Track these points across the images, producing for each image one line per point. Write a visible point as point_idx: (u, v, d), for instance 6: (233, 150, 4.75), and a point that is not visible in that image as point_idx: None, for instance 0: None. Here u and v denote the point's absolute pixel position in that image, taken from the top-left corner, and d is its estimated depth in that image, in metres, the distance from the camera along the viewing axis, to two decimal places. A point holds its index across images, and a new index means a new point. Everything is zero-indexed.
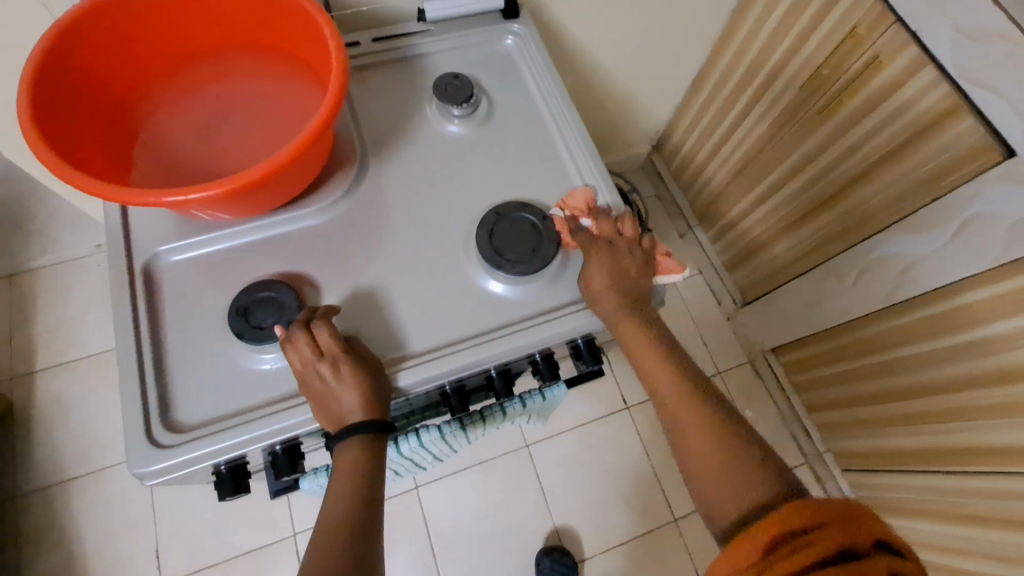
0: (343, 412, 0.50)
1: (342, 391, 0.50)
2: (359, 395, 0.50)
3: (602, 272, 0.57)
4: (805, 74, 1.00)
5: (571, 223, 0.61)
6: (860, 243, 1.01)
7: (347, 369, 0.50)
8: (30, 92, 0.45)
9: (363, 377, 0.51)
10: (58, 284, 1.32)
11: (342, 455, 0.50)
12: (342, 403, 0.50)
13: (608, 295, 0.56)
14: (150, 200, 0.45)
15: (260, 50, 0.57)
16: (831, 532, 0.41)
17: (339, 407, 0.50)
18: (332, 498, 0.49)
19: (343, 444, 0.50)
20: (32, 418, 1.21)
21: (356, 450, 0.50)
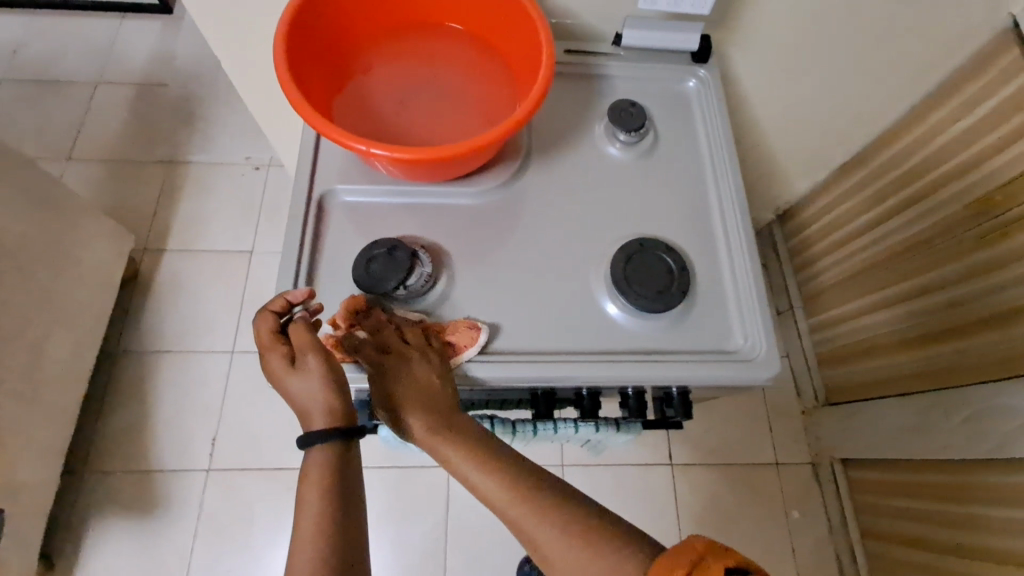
0: (299, 414, 0.52)
1: (286, 392, 0.52)
2: (304, 397, 0.51)
3: (390, 395, 0.52)
4: (975, 194, 0.94)
5: (340, 316, 0.56)
6: (983, 384, 0.94)
7: (291, 369, 0.52)
8: (288, 27, 0.53)
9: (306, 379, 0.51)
10: (205, 180, 1.47)
11: (311, 462, 0.49)
12: (294, 406, 0.52)
13: (409, 423, 0.52)
14: (354, 145, 0.51)
15: (470, 37, 0.63)
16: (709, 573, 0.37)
17: (296, 411, 0.52)
18: (304, 516, 0.47)
19: (310, 451, 0.50)
20: (151, 290, 1.36)
21: (328, 458, 0.50)
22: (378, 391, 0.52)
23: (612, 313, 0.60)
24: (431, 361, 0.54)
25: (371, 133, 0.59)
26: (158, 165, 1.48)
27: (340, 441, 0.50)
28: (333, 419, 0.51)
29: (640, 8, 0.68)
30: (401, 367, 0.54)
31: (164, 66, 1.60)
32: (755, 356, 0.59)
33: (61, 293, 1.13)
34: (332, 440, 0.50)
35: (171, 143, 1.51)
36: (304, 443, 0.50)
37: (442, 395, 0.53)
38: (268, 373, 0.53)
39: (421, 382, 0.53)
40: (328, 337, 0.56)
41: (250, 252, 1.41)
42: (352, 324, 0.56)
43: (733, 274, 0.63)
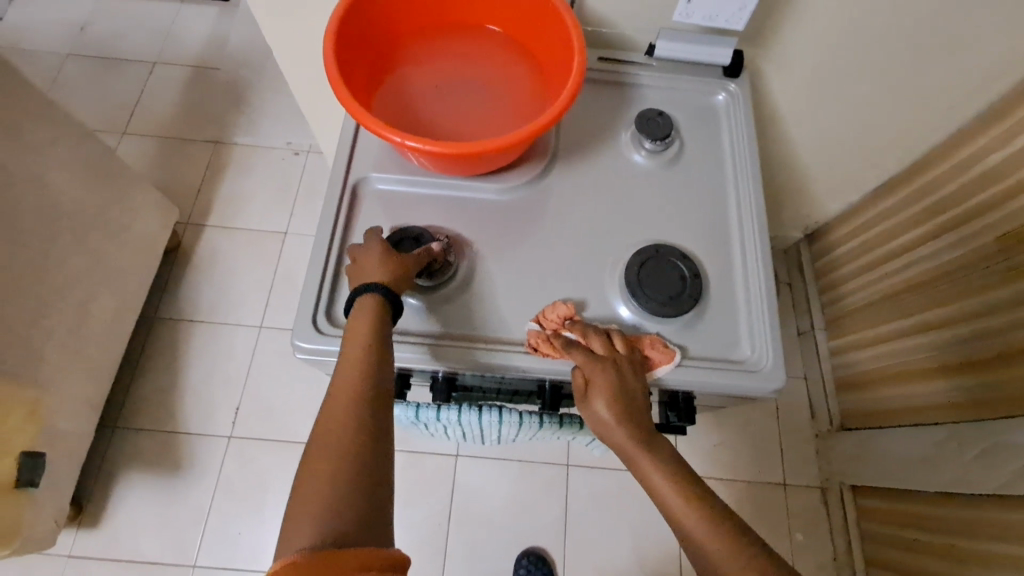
0: (357, 278, 0.58)
1: (363, 262, 0.58)
2: (375, 263, 0.58)
3: (603, 396, 0.55)
4: (1007, 227, 0.92)
5: (556, 313, 0.60)
6: (1000, 420, 0.92)
7: (380, 242, 0.59)
8: (337, 22, 0.56)
9: (385, 255, 0.58)
10: (248, 161, 1.54)
11: (354, 314, 0.55)
12: (358, 271, 0.58)
13: (611, 422, 0.55)
14: (390, 136, 0.54)
15: (507, 40, 0.66)
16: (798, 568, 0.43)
17: (356, 274, 0.58)
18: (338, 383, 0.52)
19: (354, 304, 0.56)
20: (190, 262, 1.44)
21: (368, 311, 0.55)
22: (594, 386, 0.55)
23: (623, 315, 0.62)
24: (635, 367, 0.57)
25: (407, 127, 0.62)
26: (205, 145, 1.56)
27: (381, 293, 0.55)
28: (381, 279, 0.57)
29: (674, 20, 0.70)
30: (607, 368, 0.56)
31: (217, 51, 1.68)
32: (761, 368, 0.60)
33: (110, 258, 1.20)
34: (374, 290, 0.55)
35: (218, 124, 1.58)
36: (356, 291, 0.56)
37: (640, 393, 0.56)
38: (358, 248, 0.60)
39: (627, 387, 0.56)
40: (537, 330, 0.60)
41: (284, 232, 1.47)
42: (572, 326, 0.59)
43: (747, 286, 0.64)
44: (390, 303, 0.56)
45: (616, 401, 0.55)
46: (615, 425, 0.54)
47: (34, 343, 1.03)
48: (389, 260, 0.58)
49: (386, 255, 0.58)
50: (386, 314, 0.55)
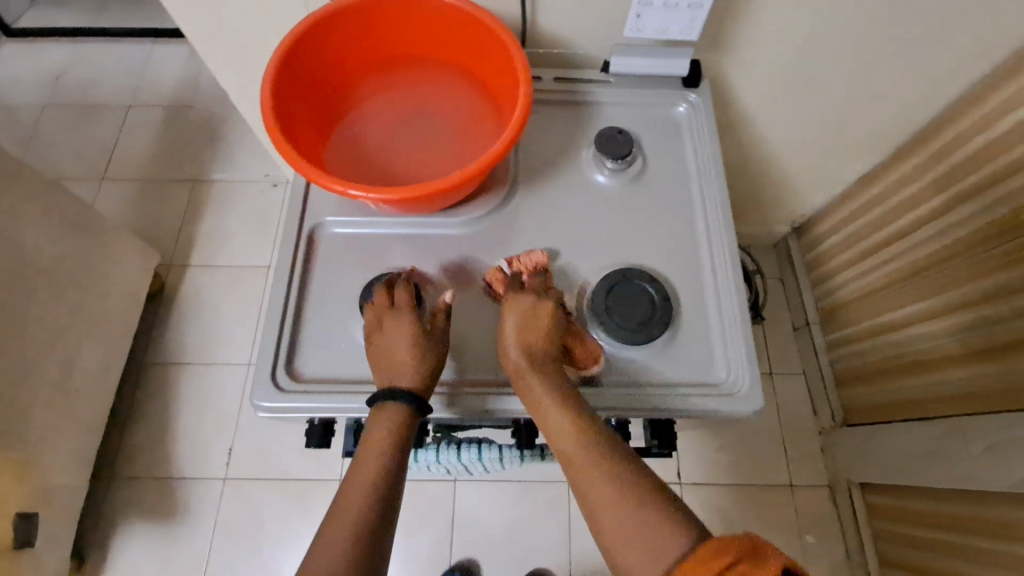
0: (386, 367, 0.55)
1: (396, 349, 0.55)
2: (410, 363, 0.54)
3: (512, 314, 0.55)
4: (998, 211, 0.90)
5: (529, 259, 0.63)
6: (1007, 412, 0.89)
7: (419, 335, 0.55)
8: (275, 72, 0.55)
9: (422, 355, 0.54)
10: (228, 197, 1.54)
11: (379, 416, 0.52)
12: (388, 357, 0.55)
13: (513, 344, 0.55)
14: (334, 187, 0.52)
15: (455, 72, 0.65)
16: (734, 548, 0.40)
17: (386, 359, 0.55)
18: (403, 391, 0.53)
19: (382, 403, 0.53)
20: (175, 303, 1.43)
21: (393, 421, 0.52)
22: (508, 306, 0.56)
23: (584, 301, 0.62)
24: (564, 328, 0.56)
25: (357, 170, 0.61)
26: (184, 183, 1.55)
27: (411, 407, 0.53)
28: (414, 386, 0.53)
29: (627, 35, 0.68)
30: (530, 297, 0.57)
31: (191, 88, 1.68)
32: (739, 391, 0.58)
33: (92, 308, 1.19)
34: (404, 402, 0.52)
35: (196, 162, 1.58)
36: (385, 395, 0.53)
37: (571, 398, 0.53)
38: (388, 322, 0.56)
39: (543, 319, 0.55)
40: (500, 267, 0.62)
41: (267, 266, 1.46)
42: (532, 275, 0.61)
43: (720, 303, 0.62)
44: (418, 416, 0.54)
45: (543, 405, 0.52)
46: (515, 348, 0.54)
47: (16, 403, 1.02)
48: (426, 365, 0.54)
49: (422, 354, 0.55)
50: (411, 428, 0.53)
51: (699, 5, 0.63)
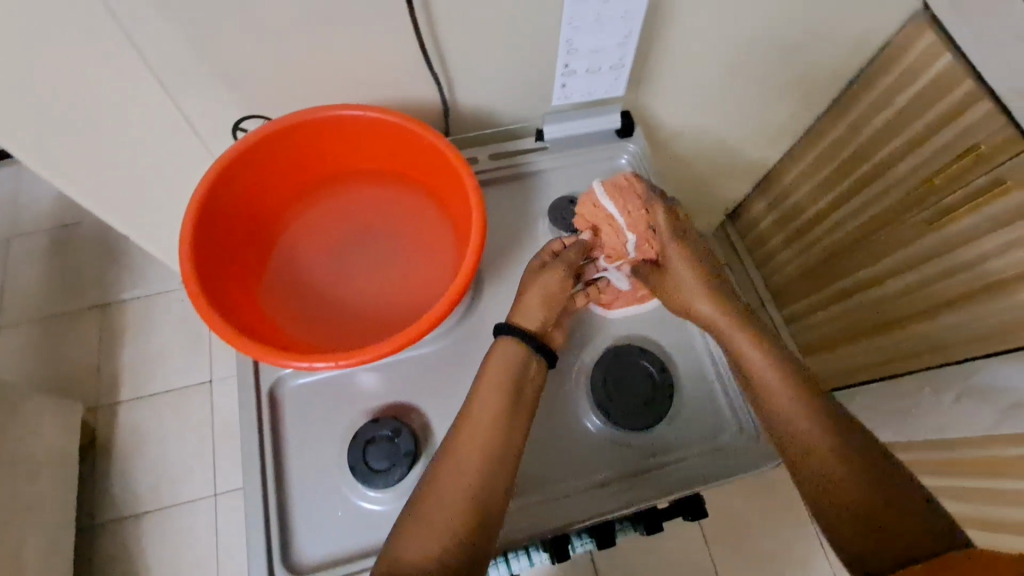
0: (520, 296, 0.60)
1: (530, 282, 0.60)
2: (537, 300, 0.58)
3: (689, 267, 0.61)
4: (914, 181, 0.95)
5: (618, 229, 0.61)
6: (964, 362, 0.96)
7: (558, 275, 0.59)
8: (191, 232, 0.49)
9: (553, 297, 0.59)
10: (146, 316, 1.38)
11: (496, 351, 0.56)
12: (522, 290, 0.60)
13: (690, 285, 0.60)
14: (295, 363, 0.46)
15: (387, 177, 0.60)
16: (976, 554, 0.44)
17: (520, 291, 0.60)
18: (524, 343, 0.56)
19: (503, 336, 0.57)
20: (113, 449, 1.27)
21: (509, 357, 0.56)
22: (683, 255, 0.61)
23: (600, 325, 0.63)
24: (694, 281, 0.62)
25: (303, 311, 0.55)
26: (91, 312, 1.39)
27: (526, 347, 0.56)
28: (533, 327, 0.58)
29: (555, 104, 0.71)
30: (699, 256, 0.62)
31: (72, 203, 1.50)
32: (752, 447, 0.58)
33: (24, 490, 1.04)
34: (518, 338, 0.56)
35: (98, 284, 1.41)
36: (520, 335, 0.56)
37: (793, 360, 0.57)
38: (530, 263, 0.61)
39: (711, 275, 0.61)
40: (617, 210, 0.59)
41: (209, 380, 1.32)
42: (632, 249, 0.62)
43: (713, 356, 0.61)
44: (536, 364, 0.56)
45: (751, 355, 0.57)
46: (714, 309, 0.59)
47: None
48: (551, 309, 0.58)
49: (550, 297, 0.59)
50: (527, 370, 0.56)
51: (620, 65, 0.67)
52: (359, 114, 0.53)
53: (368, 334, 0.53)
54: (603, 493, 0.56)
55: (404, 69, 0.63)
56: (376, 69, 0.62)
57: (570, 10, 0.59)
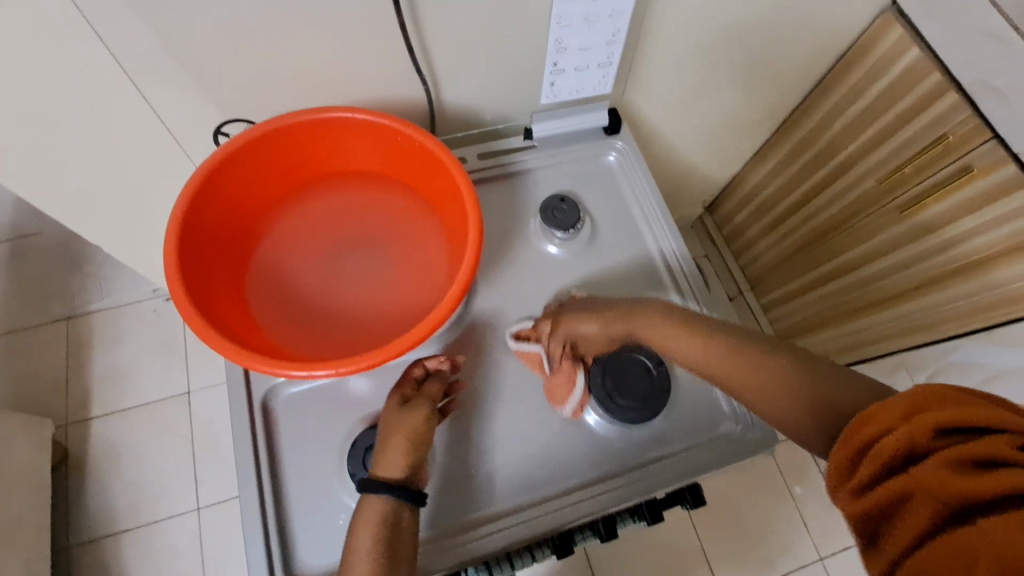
0: (378, 449, 0.52)
1: (393, 425, 0.52)
2: (404, 448, 0.51)
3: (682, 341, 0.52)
4: (885, 170, 0.97)
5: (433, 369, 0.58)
6: (933, 344, 0.99)
7: (422, 409, 0.54)
8: (176, 236, 0.47)
9: (420, 438, 0.52)
10: (115, 327, 1.33)
11: (363, 509, 0.48)
12: (382, 439, 0.52)
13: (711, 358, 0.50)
14: (291, 372, 0.45)
15: (376, 178, 0.59)
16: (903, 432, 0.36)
17: (379, 440, 0.52)
18: (428, 395, 0.56)
19: (366, 496, 0.49)
20: (87, 466, 1.22)
21: (378, 517, 0.48)
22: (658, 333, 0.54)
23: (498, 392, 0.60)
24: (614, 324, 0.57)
25: (292, 317, 0.53)
26: (55, 325, 1.33)
27: (395, 500, 0.49)
28: (401, 475, 0.50)
29: (542, 103, 0.71)
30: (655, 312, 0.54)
31: (31, 212, 1.43)
32: (749, 435, 0.59)
33: None
34: (388, 495, 0.49)
35: (62, 297, 1.34)
36: (390, 488, 0.49)
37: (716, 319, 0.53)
38: (389, 399, 0.55)
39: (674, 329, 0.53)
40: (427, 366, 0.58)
41: (186, 393, 1.28)
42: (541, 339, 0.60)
43: None
44: (409, 514, 0.49)
45: (661, 326, 0.53)
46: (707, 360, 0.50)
47: None
48: (419, 455, 0.52)
49: (416, 440, 0.52)
50: (400, 525, 0.48)
51: (608, 63, 0.68)
52: (347, 116, 0.52)
53: (363, 339, 0.52)
54: (603, 487, 0.57)
55: (390, 70, 0.62)
56: (360, 69, 0.61)
57: (560, 11, 0.59)
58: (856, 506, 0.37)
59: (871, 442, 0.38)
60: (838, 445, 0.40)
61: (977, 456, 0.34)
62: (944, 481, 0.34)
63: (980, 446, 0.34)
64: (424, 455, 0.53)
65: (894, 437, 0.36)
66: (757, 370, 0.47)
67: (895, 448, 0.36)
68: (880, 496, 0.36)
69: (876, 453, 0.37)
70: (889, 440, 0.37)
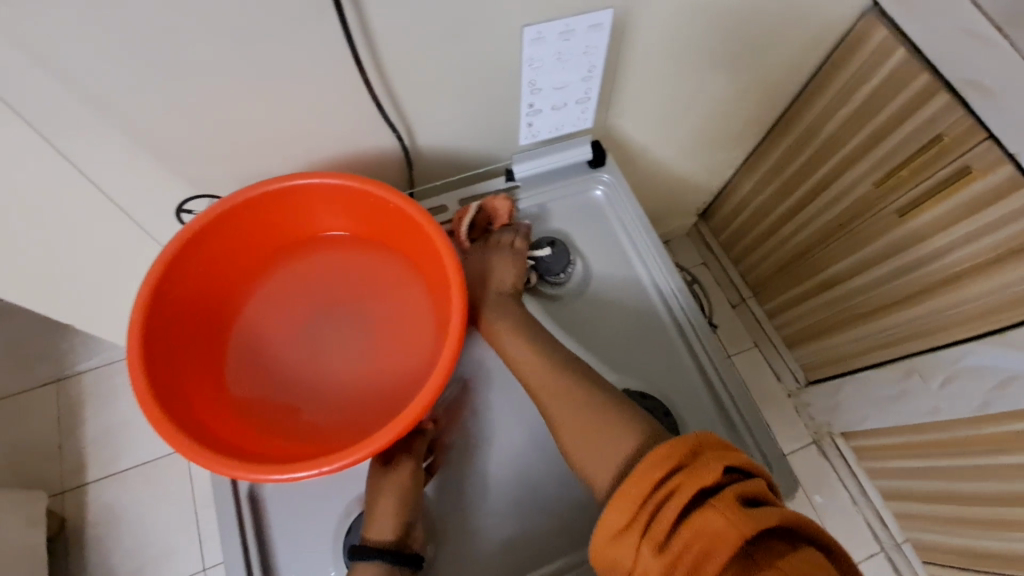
0: (369, 510, 0.52)
1: (381, 487, 0.52)
2: (393, 509, 0.51)
3: (515, 346, 0.55)
4: (880, 173, 0.94)
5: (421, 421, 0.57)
6: (944, 348, 0.96)
7: (410, 467, 0.53)
8: (140, 333, 0.44)
9: (410, 498, 0.52)
10: (106, 387, 1.30)
11: (357, 575, 0.48)
12: (371, 500, 0.52)
13: (517, 347, 0.55)
14: (270, 476, 0.42)
15: (355, 243, 0.56)
16: (685, 477, 0.40)
17: (368, 501, 0.52)
18: (414, 450, 0.55)
19: (360, 560, 0.49)
20: (86, 534, 1.18)
21: None
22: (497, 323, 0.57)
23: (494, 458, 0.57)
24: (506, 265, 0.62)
25: (270, 401, 0.50)
26: (46, 388, 1.29)
27: (387, 565, 0.49)
28: (393, 537, 0.50)
29: (522, 143, 0.70)
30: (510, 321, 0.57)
31: None
32: None
33: None
34: (381, 560, 0.49)
35: (50, 360, 1.31)
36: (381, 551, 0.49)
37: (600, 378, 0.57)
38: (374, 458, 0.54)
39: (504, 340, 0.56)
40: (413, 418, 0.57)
41: None
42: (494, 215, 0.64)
43: (716, 391, 0.60)
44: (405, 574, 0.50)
45: (514, 348, 0.55)
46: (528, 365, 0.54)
47: None
48: (410, 515, 0.52)
49: (407, 499, 0.52)
50: None
51: (586, 98, 0.67)
52: (315, 182, 0.50)
53: (348, 423, 0.49)
54: None
55: (360, 123, 0.60)
56: (328, 123, 0.58)
57: (529, 53, 0.58)
58: (652, 547, 0.39)
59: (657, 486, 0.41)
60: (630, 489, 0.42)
61: (746, 496, 0.39)
62: (729, 515, 0.38)
63: (752, 484, 0.40)
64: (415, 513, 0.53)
65: (693, 474, 0.40)
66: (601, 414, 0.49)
67: (688, 490, 0.40)
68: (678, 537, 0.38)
69: (674, 487, 0.40)
70: (673, 485, 0.40)
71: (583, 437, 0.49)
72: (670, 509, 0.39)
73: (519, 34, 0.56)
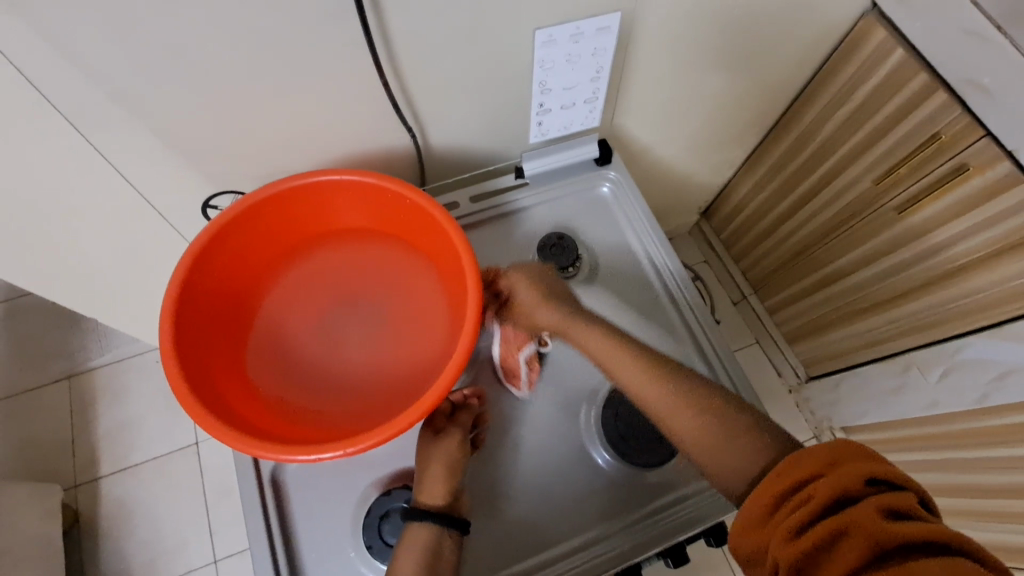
0: (419, 477, 0.54)
1: (431, 454, 0.54)
2: (443, 474, 0.53)
3: (597, 339, 0.55)
4: (879, 170, 0.96)
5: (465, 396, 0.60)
6: (943, 342, 0.97)
7: (457, 436, 0.55)
8: (172, 321, 0.47)
9: (458, 465, 0.54)
10: (116, 383, 1.32)
11: (407, 536, 0.50)
12: (421, 467, 0.54)
13: (598, 337, 0.55)
14: (299, 456, 0.44)
15: (372, 236, 0.58)
16: (830, 479, 0.39)
17: (419, 468, 0.54)
18: (460, 423, 0.57)
19: (412, 522, 0.51)
20: (100, 527, 1.21)
21: (422, 542, 0.50)
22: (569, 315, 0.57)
23: (508, 444, 0.59)
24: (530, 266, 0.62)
25: (293, 388, 0.52)
26: (57, 385, 1.32)
27: (438, 525, 0.51)
28: (443, 501, 0.52)
29: (532, 142, 0.72)
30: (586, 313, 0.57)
31: None
32: None
33: None
34: (432, 521, 0.50)
35: (61, 357, 1.33)
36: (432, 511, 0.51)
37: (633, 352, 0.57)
38: (424, 429, 0.56)
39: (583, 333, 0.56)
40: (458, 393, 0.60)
41: (195, 443, 1.27)
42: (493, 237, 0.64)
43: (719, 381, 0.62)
44: (451, 540, 0.51)
45: (587, 335, 0.55)
46: (616, 356, 0.54)
47: None
48: (458, 482, 0.54)
49: (454, 466, 0.54)
50: (443, 550, 0.50)
51: (594, 98, 0.69)
52: (335, 177, 0.52)
53: (370, 408, 0.51)
54: (609, 544, 0.56)
55: (375, 122, 0.62)
56: (345, 122, 0.60)
57: (542, 54, 0.60)
58: (779, 539, 0.39)
59: (799, 481, 0.40)
60: (767, 479, 0.42)
61: (898, 509, 0.37)
62: (867, 527, 0.36)
63: (907, 499, 0.37)
64: (462, 480, 0.55)
65: (828, 480, 0.39)
66: (692, 409, 0.49)
67: (829, 490, 0.38)
68: (814, 534, 0.37)
69: (809, 492, 0.39)
70: (814, 484, 0.39)
71: (691, 433, 0.48)
72: (807, 505, 0.39)
73: (530, 37, 0.58)
